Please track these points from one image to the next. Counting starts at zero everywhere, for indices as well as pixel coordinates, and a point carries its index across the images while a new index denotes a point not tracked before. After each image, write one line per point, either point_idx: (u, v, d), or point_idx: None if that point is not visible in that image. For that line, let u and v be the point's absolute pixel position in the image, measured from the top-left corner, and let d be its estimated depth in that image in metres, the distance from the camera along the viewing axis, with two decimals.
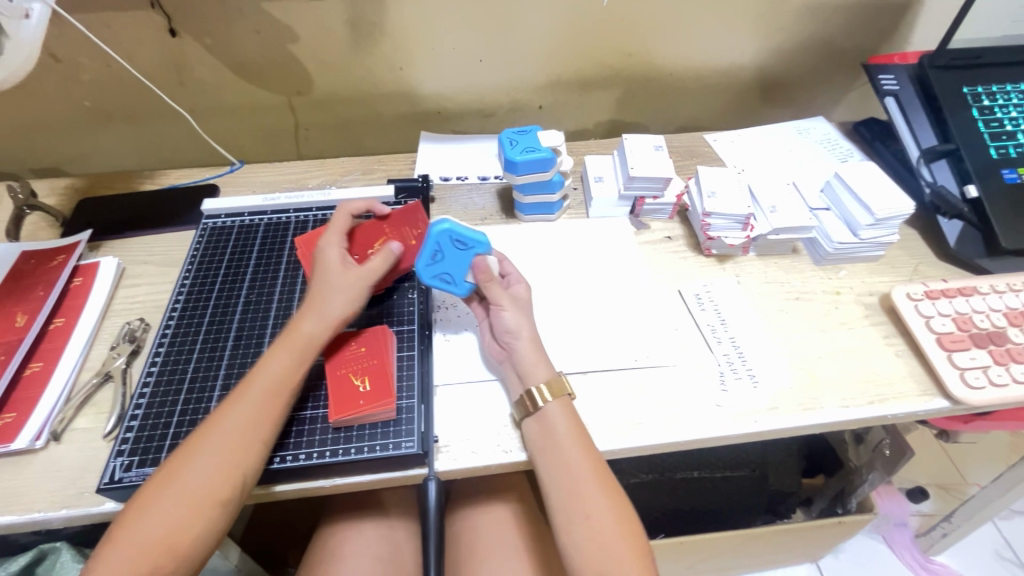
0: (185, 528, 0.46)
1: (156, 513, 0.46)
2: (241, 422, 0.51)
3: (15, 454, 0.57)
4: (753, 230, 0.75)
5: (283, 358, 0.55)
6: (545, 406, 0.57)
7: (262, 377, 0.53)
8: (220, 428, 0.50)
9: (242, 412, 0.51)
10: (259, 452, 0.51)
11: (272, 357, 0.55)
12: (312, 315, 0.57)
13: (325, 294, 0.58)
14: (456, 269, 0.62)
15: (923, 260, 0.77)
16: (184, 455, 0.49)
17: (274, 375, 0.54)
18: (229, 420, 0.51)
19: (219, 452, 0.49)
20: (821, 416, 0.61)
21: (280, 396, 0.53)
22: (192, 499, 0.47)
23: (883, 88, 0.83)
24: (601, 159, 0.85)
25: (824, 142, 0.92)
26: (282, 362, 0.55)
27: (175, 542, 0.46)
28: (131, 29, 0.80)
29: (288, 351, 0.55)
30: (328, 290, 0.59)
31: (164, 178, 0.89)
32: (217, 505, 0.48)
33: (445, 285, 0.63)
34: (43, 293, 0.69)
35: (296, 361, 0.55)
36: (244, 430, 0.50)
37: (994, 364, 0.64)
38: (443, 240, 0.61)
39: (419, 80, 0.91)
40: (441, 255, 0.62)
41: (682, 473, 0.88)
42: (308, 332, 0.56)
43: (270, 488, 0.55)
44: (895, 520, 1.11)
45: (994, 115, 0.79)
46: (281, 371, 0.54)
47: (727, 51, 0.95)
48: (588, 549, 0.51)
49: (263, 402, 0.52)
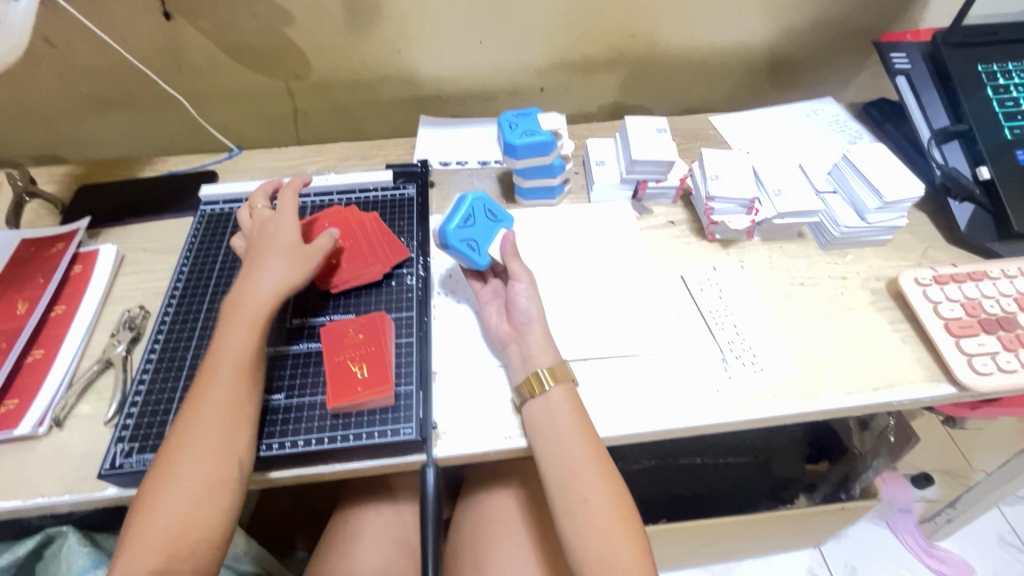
0: (199, 516, 0.47)
1: (165, 506, 0.46)
2: (221, 405, 0.51)
3: (19, 440, 0.58)
4: (757, 215, 0.73)
5: (242, 332, 0.54)
6: (548, 390, 0.56)
7: (225, 356, 0.53)
8: (203, 413, 0.50)
9: (218, 395, 0.51)
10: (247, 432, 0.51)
11: (229, 335, 0.54)
12: (257, 282, 0.57)
13: (266, 272, 0.58)
14: (483, 238, 0.65)
15: (932, 243, 0.75)
16: (173, 447, 0.49)
17: (236, 352, 0.53)
18: (208, 405, 0.51)
19: (208, 438, 0.49)
20: (824, 402, 0.60)
21: (250, 373, 0.53)
22: (197, 488, 0.47)
23: (894, 66, 0.80)
24: (603, 142, 0.84)
25: (833, 124, 0.90)
26: (239, 337, 0.54)
27: (192, 531, 0.46)
28: (125, 13, 0.79)
29: (243, 326, 0.54)
30: (272, 266, 0.58)
31: (162, 165, 0.88)
32: (225, 487, 0.48)
33: (470, 252, 0.64)
34: (43, 280, 0.69)
35: (253, 333, 0.54)
36: (226, 413, 0.50)
37: (1003, 350, 0.62)
38: (477, 207, 0.66)
39: (418, 63, 0.89)
40: (473, 221, 0.65)
41: (684, 459, 0.90)
42: (256, 304, 0.56)
43: (267, 474, 0.55)
44: (898, 505, 1.11)
45: (1010, 93, 0.76)
46: (244, 348, 0.54)
47: (733, 30, 0.92)
48: (589, 534, 0.50)
49: (235, 381, 0.52)
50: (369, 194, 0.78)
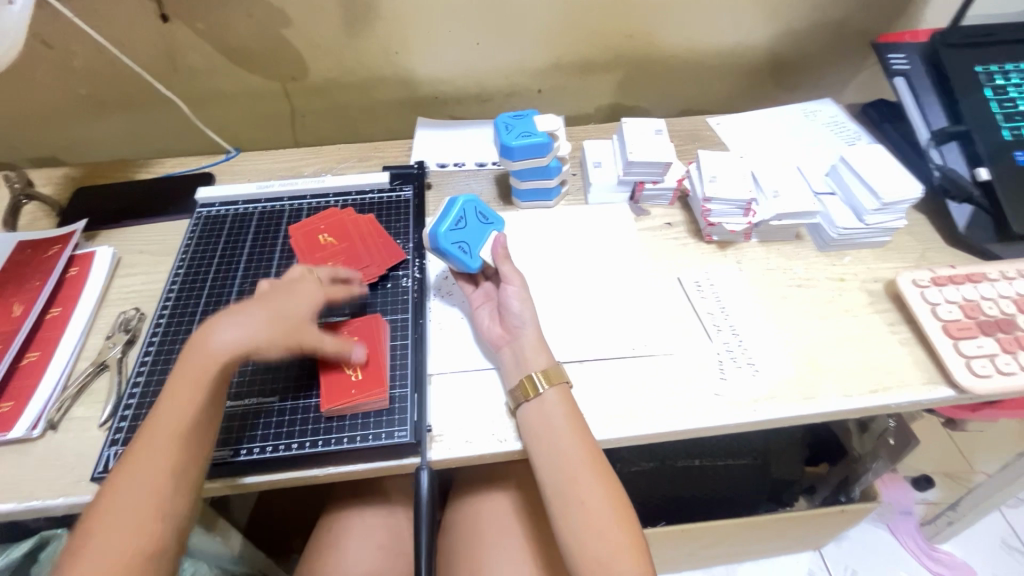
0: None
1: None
2: (153, 468, 0.46)
3: (13, 442, 0.58)
4: (754, 216, 0.73)
5: (189, 382, 0.49)
6: (542, 392, 0.56)
7: (166, 411, 0.48)
8: (134, 475, 0.45)
9: (153, 455, 0.46)
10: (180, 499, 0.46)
11: (176, 386, 0.49)
12: (218, 334, 0.50)
13: (243, 328, 0.51)
14: (474, 240, 0.64)
15: (931, 245, 0.75)
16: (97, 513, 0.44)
17: (176, 412, 0.48)
18: (140, 466, 0.46)
19: (133, 506, 0.44)
20: (821, 405, 0.60)
21: (194, 433, 0.48)
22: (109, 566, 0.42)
23: (892, 67, 0.80)
24: (600, 144, 0.83)
25: (831, 125, 0.90)
26: (183, 390, 0.48)
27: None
28: (123, 15, 0.79)
29: (187, 383, 0.48)
30: (251, 323, 0.51)
31: (159, 167, 0.88)
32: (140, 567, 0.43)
33: (461, 254, 0.63)
34: (39, 282, 0.69)
35: (197, 393, 0.49)
36: (158, 478, 0.45)
37: (1001, 352, 0.62)
38: (468, 209, 0.66)
39: (416, 65, 0.89)
40: (464, 223, 0.65)
41: (683, 462, 0.87)
42: (201, 361, 0.49)
43: (240, 479, 0.55)
44: (898, 508, 1.11)
45: (1008, 94, 0.76)
46: (187, 404, 0.48)
47: (731, 31, 0.92)
48: (584, 537, 0.50)
49: (173, 440, 0.47)
50: (365, 196, 0.78)
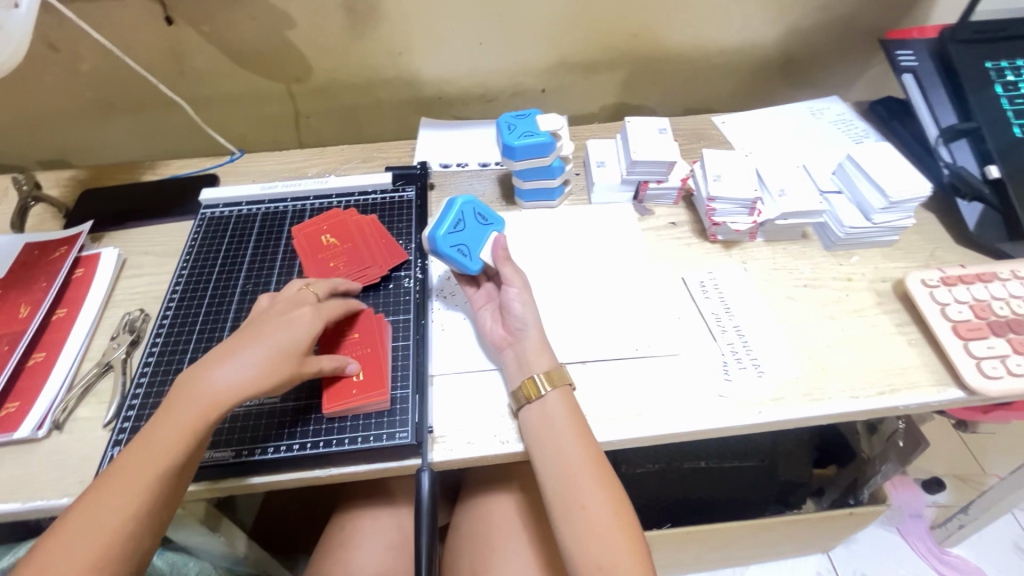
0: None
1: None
2: (132, 501, 0.46)
3: (19, 443, 0.58)
4: (760, 215, 0.72)
5: (189, 418, 0.49)
6: (544, 394, 0.56)
7: (156, 438, 0.48)
8: (113, 504, 0.45)
9: (136, 487, 0.46)
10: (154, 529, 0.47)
11: (172, 420, 0.49)
12: (218, 376, 0.51)
13: (246, 374, 0.51)
14: (473, 242, 0.64)
15: (941, 244, 0.74)
16: (66, 534, 0.44)
17: (162, 451, 0.48)
18: (118, 498, 0.46)
19: (105, 537, 0.44)
20: (828, 407, 0.59)
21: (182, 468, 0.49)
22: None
23: (900, 64, 0.79)
24: (604, 143, 0.83)
25: (838, 123, 0.89)
26: (177, 422, 0.49)
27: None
28: (128, 19, 0.80)
29: (178, 425, 0.49)
30: (251, 369, 0.51)
31: (165, 168, 0.89)
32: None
33: (460, 257, 0.63)
34: (45, 283, 0.69)
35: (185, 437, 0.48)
36: (134, 509, 0.46)
37: (1013, 353, 0.61)
38: (467, 211, 0.65)
39: (419, 65, 0.89)
40: (462, 226, 0.64)
41: (690, 463, 0.87)
42: (203, 403, 0.49)
43: (246, 480, 0.55)
44: (908, 511, 1.08)
45: (1020, 90, 0.74)
46: (173, 445, 0.48)
47: (737, 29, 0.91)
48: (586, 541, 0.50)
49: (162, 474, 0.47)
50: (368, 197, 0.78)
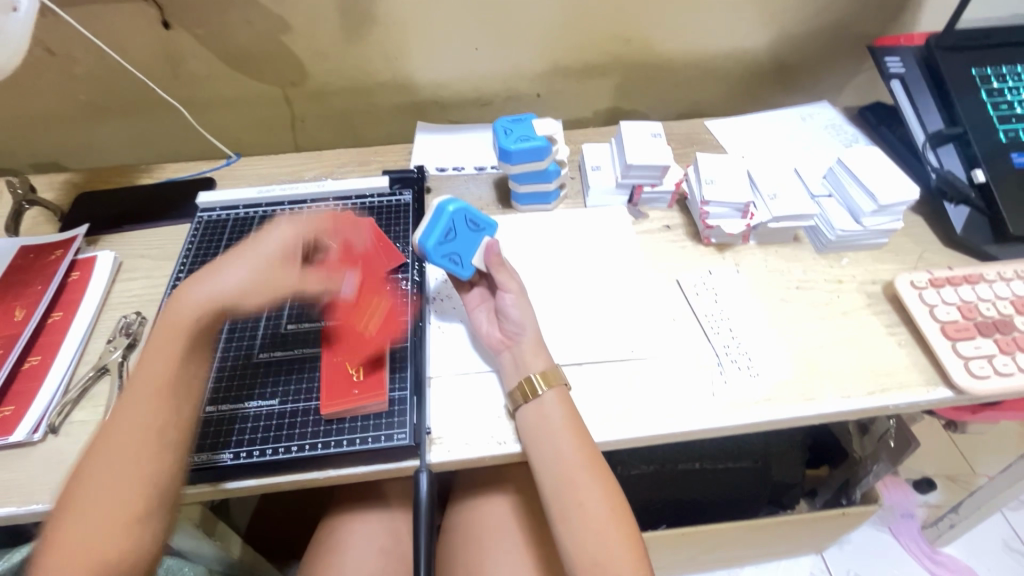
0: (106, 542, 0.44)
1: (72, 534, 0.44)
2: (131, 425, 0.48)
3: (14, 446, 0.58)
4: (752, 218, 0.73)
5: (164, 342, 0.51)
6: (541, 394, 0.56)
7: (150, 358, 0.51)
8: (115, 432, 0.48)
9: (131, 411, 0.48)
10: (160, 448, 0.48)
11: (152, 349, 0.51)
12: (207, 288, 0.53)
13: (240, 287, 0.53)
14: (466, 250, 0.63)
15: (929, 246, 0.75)
16: (84, 471, 0.47)
17: (159, 364, 0.50)
18: (120, 424, 0.48)
19: (118, 461, 0.47)
20: (820, 407, 0.60)
21: (170, 386, 0.50)
22: (103, 517, 0.45)
23: (888, 70, 0.81)
24: (598, 147, 0.84)
25: (828, 128, 0.90)
26: (161, 348, 0.51)
27: (98, 559, 0.44)
28: (125, 22, 0.80)
29: (169, 335, 0.51)
30: (244, 283, 0.53)
31: (160, 172, 0.89)
32: (135, 514, 0.46)
33: (453, 265, 0.63)
34: (41, 287, 0.69)
35: (180, 343, 0.51)
36: (136, 431, 0.48)
37: (999, 353, 0.62)
38: (458, 218, 0.63)
39: (415, 69, 0.90)
40: (453, 234, 0.63)
41: (683, 464, 0.87)
42: (190, 312, 0.52)
43: (220, 485, 0.54)
44: (900, 511, 1.11)
45: (1004, 96, 0.76)
46: (168, 356, 0.51)
47: (728, 35, 0.93)
48: (582, 538, 0.50)
49: (151, 397, 0.49)
50: (366, 200, 0.78)
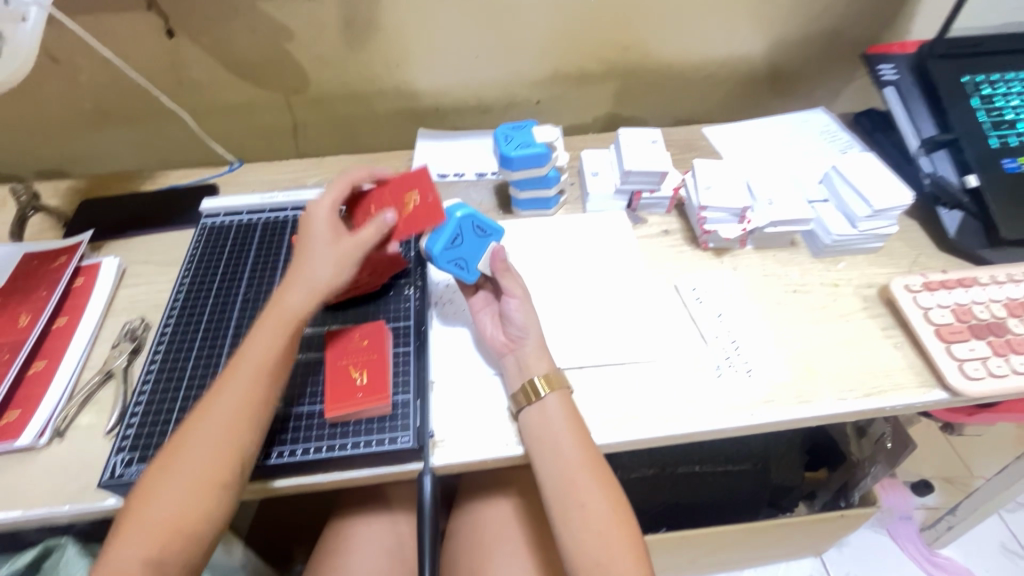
0: (191, 510, 0.47)
1: (163, 496, 0.47)
2: (232, 405, 0.51)
3: (20, 450, 0.58)
4: (749, 223, 0.74)
5: (271, 333, 0.55)
6: (544, 397, 0.57)
7: (256, 345, 0.54)
8: (216, 408, 0.51)
9: (234, 391, 0.52)
10: (254, 431, 0.51)
11: (258, 335, 0.55)
12: (300, 282, 0.57)
13: (317, 264, 0.58)
14: (472, 255, 0.65)
15: (924, 250, 0.76)
16: (182, 439, 0.50)
17: (260, 351, 0.54)
18: (221, 401, 0.51)
19: (215, 436, 0.50)
20: (817, 408, 0.61)
21: (269, 375, 0.53)
22: (192, 484, 0.48)
23: (882, 77, 0.82)
24: (597, 153, 0.85)
25: (823, 134, 0.91)
26: (266, 336, 0.55)
27: (182, 525, 0.46)
28: (129, 31, 0.81)
29: (274, 326, 0.55)
30: (317, 260, 0.58)
31: (164, 178, 0.90)
32: (221, 488, 0.48)
33: (458, 270, 0.65)
34: (46, 292, 0.70)
35: (280, 334, 0.55)
36: (235, 411, 0.51)
37: (993, 355, 0.63)
38: (465, 224, 0.64)
39: (416, 77, 0.91)
40: (460, 240, 0.64)
41: (683, 468, 0.88)
42: (294, 306, 0.56)
43: (268, 484, 0.56)
44: (898, 512, 1.11)
45: (995, 103, 0.78)
46: (270, 345, 0.54)
47: (724, 43, 0.94)
48: (583, 539, 0.51)
49: (251, 380, 0.52)
50: None
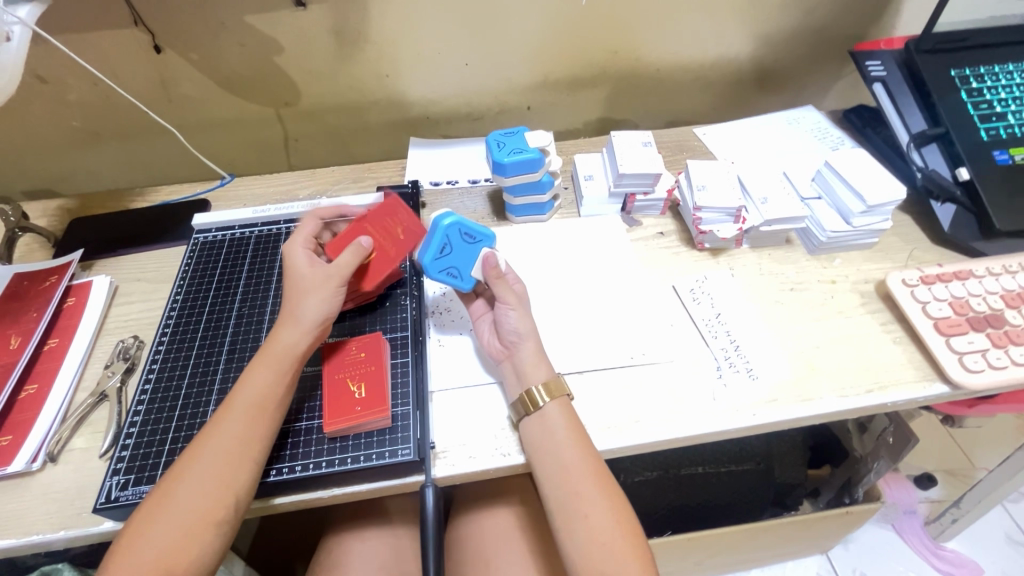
0: (182, 550, 0.46)
1: (154, 534, 0.46)
2: (227, 442, 0.50)
3: (12, 476, 0.57)
4: (744, 223, 0.74)
5: (265, 370, 0.54)
6: (543, 406, 0.56)
7: (251, 383, 0.53)
8: (211, 445, 0.50)
9: (228, 430, 0.51)
10: (249, 469, 0.50)
11: (253, 373, 0.54)
12: (291, 320, 0.56)
13: (301, 298, 0.57)
14: (463, 263, 0.63)
15: (918, 245, 0.76)
16: (176, 474, 0.49)
17: (256, 388, 0.53)
18: (214, 439, 0.50)
19: (207, 474, 0.49)
20: (818, 406, 0.61)
21: (264, 410, 0.52)
22: (184, 523, 0.47)
23: (870, 74, 0.83)
24: (590, 157, 0.85)
25: (814, 131, 0.92)
26: (261, 375, 0.54)
27: (172, 565, 0.45)
28: (117, 49, 0.80)
29: (267, 363, 0.54)
30: (301, 295, 0.57)
31: (154, 195, 0.89)
32: (212, 526, 0.47)
33: (451, 280, 0.63)
34: (36, 313, 0.69)
35: (275, 371, 0.54)
36: (230, 450, 0.50)
37: (992, 347, 0.63)
38: (452, 233, 0.62)
39: (406, 86, 0.91)
40: (449, 249, 0.62)
41: (687, 469, 0.87)
42: (286, 342, 0.55)
43: (269, 501, 0.55)
44: (903, 507, 1.11)
45: (983, 96, 0.78)
46: (266, 381, 0.53)
47: (712, 44, 0.94)
48: (589, 550, 0.50)
49: (247, 418, 0.52)
50: None
